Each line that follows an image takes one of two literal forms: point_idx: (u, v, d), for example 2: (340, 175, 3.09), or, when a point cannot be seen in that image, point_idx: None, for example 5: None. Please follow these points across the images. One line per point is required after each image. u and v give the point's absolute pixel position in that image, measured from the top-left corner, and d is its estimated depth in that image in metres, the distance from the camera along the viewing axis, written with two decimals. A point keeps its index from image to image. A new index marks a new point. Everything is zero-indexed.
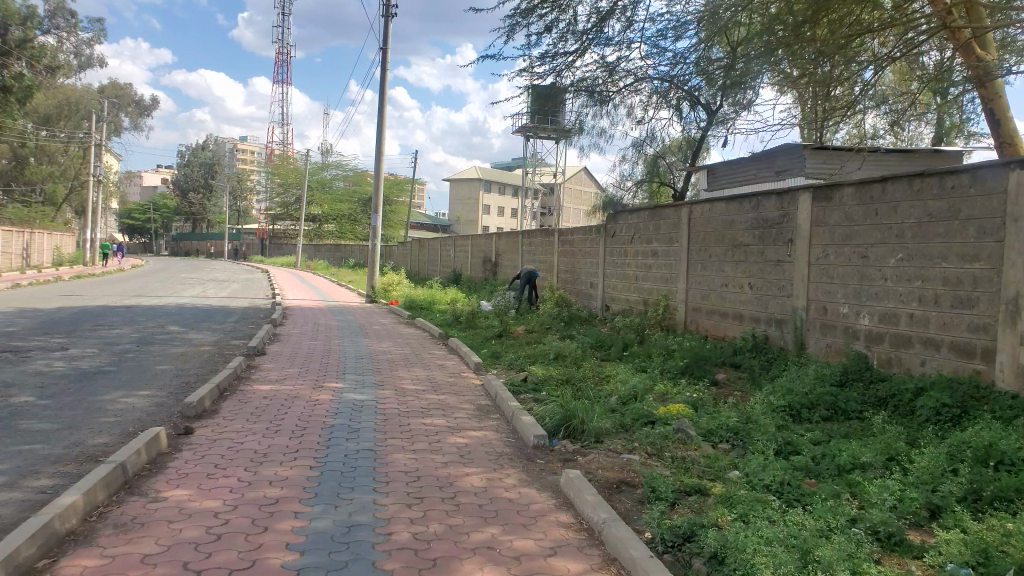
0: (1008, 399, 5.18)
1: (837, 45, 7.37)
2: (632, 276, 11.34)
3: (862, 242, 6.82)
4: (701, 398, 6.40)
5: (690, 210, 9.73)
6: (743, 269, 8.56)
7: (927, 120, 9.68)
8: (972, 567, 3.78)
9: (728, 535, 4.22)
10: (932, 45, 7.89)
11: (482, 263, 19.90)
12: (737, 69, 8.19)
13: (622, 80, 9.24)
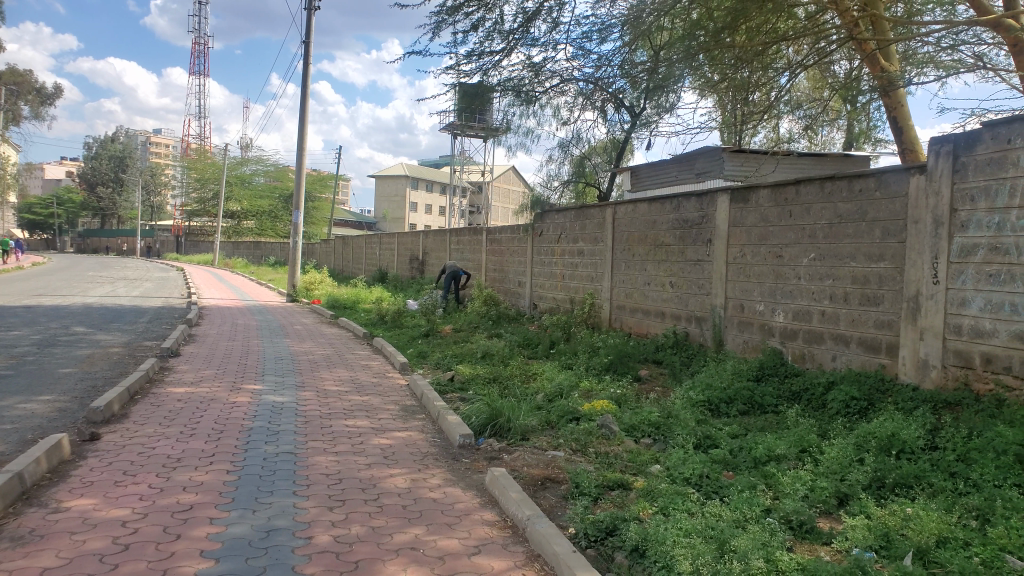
0: (910, 391, 5.54)
1: (754, 52, 7.86)
2: (558, 275, 11.46)
3: (777, 242, 7.11)
4: (624, 394, 6.53)
5: (614, 210, 9.90)
6: (666, 268, 8.77)
7: (839, 126, 10.17)
8: (874, 551, 3.98)
9: (649, 527, 4.31)
10: (841, 55, 8.32)
11: (409, 262, 19.73)
12: (659, 73, 8.18)
13: (548, 81, 9.34)
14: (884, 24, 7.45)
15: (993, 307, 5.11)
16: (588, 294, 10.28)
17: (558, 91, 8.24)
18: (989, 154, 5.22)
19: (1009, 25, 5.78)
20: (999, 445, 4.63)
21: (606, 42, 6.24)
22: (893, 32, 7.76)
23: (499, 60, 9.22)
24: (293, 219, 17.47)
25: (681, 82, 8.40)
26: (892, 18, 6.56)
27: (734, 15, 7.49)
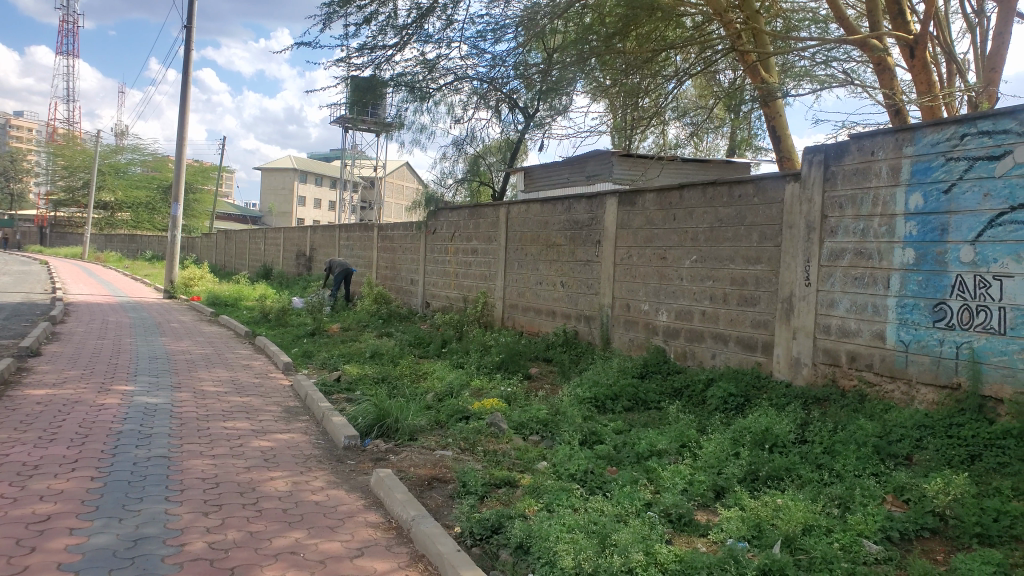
0: (783, 387, 5.89)
1: (643, 60, 8.07)
2: (451, 274, 11.44)
3: (661, 244, 7.36)
4: (514, 392, 6.59)
5: (507, 210, 9.95)
6: (557, 268, 8.90)
7: (723, 133, 10.64)
8: (747, 541, 4.15)
9: (533, 524, 4.34)
10: (726, 64, 8.71)
11: (296, 259, 19.27)
12: (552, 76, 8.14)
13: (441, 78, 9.32)
14: (764, 37, 7.89)
15: (857, 308, 5.56)
16: (481, 292, 10.32)
17: (452, 89, 8.21)
18: (854, 164, 5.65)
19: (874, 45, 6.23)
20: (860, 437, 4.96)
21: (499, 41, 6.26)
22: (772, 45, 8.20)
23: (393, 54, 9.12)
24: (171, 211, 16.59)
25: (573, 87, 8.34)
26: (772, 32, 7.22)
27: (625, 20, 7.81)
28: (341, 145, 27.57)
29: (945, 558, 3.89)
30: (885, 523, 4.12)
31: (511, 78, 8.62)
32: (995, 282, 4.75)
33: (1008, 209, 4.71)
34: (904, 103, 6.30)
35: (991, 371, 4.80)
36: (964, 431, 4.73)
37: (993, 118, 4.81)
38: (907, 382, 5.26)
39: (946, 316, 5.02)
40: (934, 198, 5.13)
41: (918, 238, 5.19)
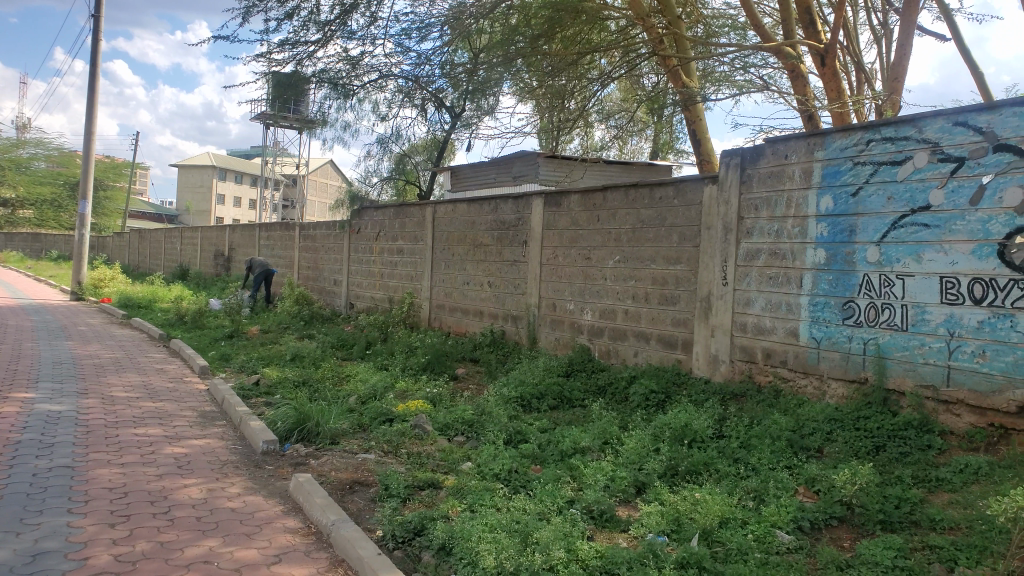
0: (702, 384, 6.05)
1: (569, 61, 8.17)
2: (377, 274, 11.33)
3: (585, 245, 7.46)
4: (439, 393, 6.56)
5: (434, 209, 9.90)
6: (484, 268, 8.92)
7: (646, 137, 10.88)
8: (666, 535, 4.24)
9: (456, 525, 4.32)
10: (649, 69, 8.90)
11: (214, 259, 18.77)
12: (479, 75, 8.20)
13: (365, 75, 9.21)
14: (685, 43, 8.22)
15: (772, 307, 5.76)
16: (407, 293, 10.25)
17: (376, 87, 8.11)
18: (769, 168, 5.85)
19: (788, 52, 6.48)
20: (774, 431, 5.13)
21: (427, 40, 6.45)
22: (693, 50, 8.46)
23: (315, 50, 8.95)
24: (79, 209, 15.83)
25: (501, 87, 8.42)
26: (694, 38, 7.49)
27: (550, 22, 7.88)
28: (263, 142, 26.85)
29: (851, 545, 4.06)
30: (797, 514, 4.27)
31: (437, 78, 8.59)
32: (898, 281, 5.02)
33: (909, 211, 4.98)
34: (816, 109, 6.58)
35: (894, 366, 5.05)
36: (870, 424, 4.96)
37: (896, 124, 5.06)
38: (818, 377, 5.48)
39: (854, 314, 5.25)
40: (842, 201, 5.36)
41: (828, 239, 5.42)
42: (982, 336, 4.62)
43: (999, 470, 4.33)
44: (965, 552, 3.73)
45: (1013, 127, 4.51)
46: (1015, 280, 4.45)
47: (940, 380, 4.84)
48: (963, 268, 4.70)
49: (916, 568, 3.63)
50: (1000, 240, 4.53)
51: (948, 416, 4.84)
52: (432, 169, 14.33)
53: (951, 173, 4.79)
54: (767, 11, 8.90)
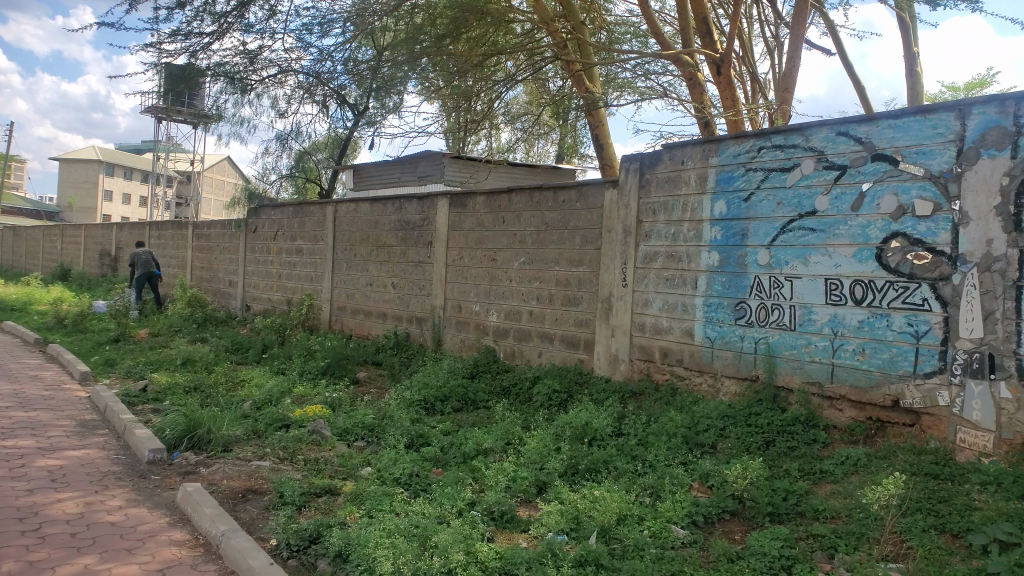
0: (603, 383, 6.17)
1: (473, 63, 8.24)
2: (274, 275, 11.01)
3: (491, 246, 7.48)
4: (338, 398, 6.43)
5: (335, 208, 9.72)
6: (387, 269, 8.81)
7: (553, 141, 11.03)
8: (566, 533, 4.26)
9: (352, 531, 4.21)
10: (554, 72, 9.01)
11: (100, 258, 17.85)
12: (383, 73, 8.13)
13: (264, 70, 8.97)
14: (588, 49, 8.60)
15: (669, 308, 5.94)
16: (306, 295, 9.98)
17: (276, 82, 7.89)
18: (666, 173, 6.02)
19: (686, 61, 6.69)
20: (671, 429, 5.26)
21: (329, 36, 6.41)
22: (596, 56, 8.91)
23: (211, 42, 8.68)
24: None
25: (406, 86, 8.28)
26: (596, 44, 7.87)
27: (455, 22, 7.99)
28: (155, 135, 25.53)
29: (742, 537, 4.21)
30: (691, 509, 4.38)
31: (338, 74, 8.44)
32: (786, 282, 5.25)
33: (797, 216, 5.21)
34: (712, 116, 6.85)
35: (783, 364, 5.27)
36: (760, 419, 5.15)
37: (785, 133, 5.28)
38: (713, 375, 5.67)
39: (745, 314, 5.46)
40: (735, 205, 5.55)
41: (721, 242, 5.62)
42: (862, 335, 4.88)
43: (875, 460, 4.59)
44: (844, 539, 3.94)
45: (888, 138, 4.80)
46: (891, 281, 4.74)
47: (824, 377, 5.08)
48: (844, 270, 4.96)
49: (800, 557, 3.80)
50: (877, 244, 4.81)
51: (832, 411, 5.09)
52: (333, 167, 13.96)
53: (834, 180, 5.04)
54: (667, 21, 9.16)
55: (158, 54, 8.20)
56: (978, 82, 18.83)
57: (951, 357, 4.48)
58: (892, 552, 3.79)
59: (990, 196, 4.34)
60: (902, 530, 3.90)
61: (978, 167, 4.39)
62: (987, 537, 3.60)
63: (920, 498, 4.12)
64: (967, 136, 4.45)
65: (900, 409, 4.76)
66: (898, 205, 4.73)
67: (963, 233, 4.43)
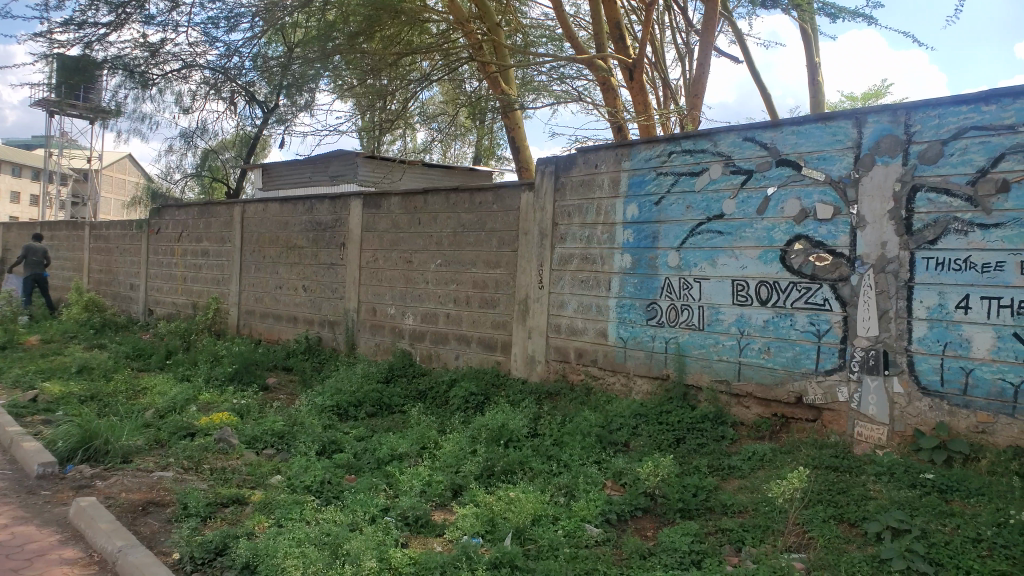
0: (519, 385, 6.22)
1: (387, 62, 8.13)
2: (178, 278, 10.62)
3: (406, 248, 7.40)
4: (247, 404, 6.26)
5: (242, 208, 9.45)
6: (297, 271, 8.62)
7: (470, 143, 10.99)
8: (481, 537, 4.23)
9: (260, 541, 4.05)
10: (470, 73, 8.97)
11: None
12: (293, 70, 7.99)
13: (167, 64, 8.67)
14: (503, 51, 8.63)
15: (584, 309, 6.04)
16: (212, 298, 9.65)
17: (180, 77, 7.61)
18: (580, 176, 6.10)
19: (599, 65, 6.80)
20: (585, 428, 5.32)
21: (235, 32, 6.31)
22: (511, 58, 8.98)
23: (107, 33, 8.35)
24: None
25: (318, 83, 8.13)
26: (511, 47, 7.90)
27: (368, 20, 7.83)
28: (46, 130, 24.02)
29: (654, 534, 4.28)
30: (605, 507, 4.43)
31: (247, 70, 8.24)
32: (695, 284, 5.39)
33: (705, 219, 5.36)
34: (625, 120, 6.99)
35: (692, 362, 5.41)
36: (671, 417, 5.28)
37: (694, 138, 5.41)
38: (625, 375, 5.79)
39: (656, 314, 5.59)
40: (647, 209, 5.67)
41: (634, 244, 5.74)
42: (767, 334, 5.06)
43: (780, 455, 4.75)
44: (751, 532, 4.06)
45: (791, 144, 4.98)
46: (793, 282, 4.93)
47: (731, 375, 5.24)
48: (750, 271, 5.12)
49: (709, 552, 3.90)
50: (781, 246, 4.99)
51: (739, 408, 5.25)
52: (241, 166, 13.44)
53: (741, 184, 5.19)
54: (581, 25, 9.28)
55: (49, 43, 7.81)
56: (873, 93, 19.78)
57: (849, 354, 4.70)
58: (796, 544, 3.93)
59: (884, 201, 4.56)
60: (805, 521, 4.05)
61: (873, 173, 4.61)
62: (881, 525, 3.79)
63: (821, 491, 4.28)
64: (863, 143, 4.66)
65: (803, 405, 4.95)
66: (801, 208, 4.91)
67: (860, 236, 4.65)
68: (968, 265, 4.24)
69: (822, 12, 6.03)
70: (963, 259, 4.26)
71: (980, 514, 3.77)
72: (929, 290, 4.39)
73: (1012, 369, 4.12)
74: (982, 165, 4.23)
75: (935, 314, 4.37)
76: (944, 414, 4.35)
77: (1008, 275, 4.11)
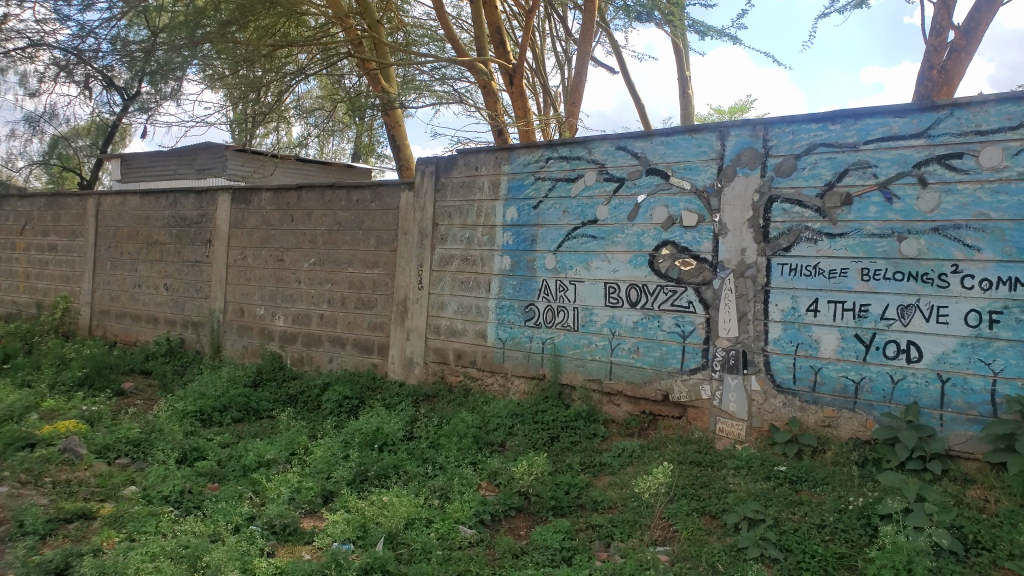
0: (396, 388, 6.16)
1: (261, 54, 7.75)
2: (21, 275, 9.74)
3: (278, 246, 7.16)
4: (98, 412, 5.82)
5: (97, 201, 8.84)
6: (158, 269, 8.15)
7: (348, 140, 10.78)
8: (351, 543, 4.12)
9: (108, 558, 3.75)
10: (349, 67, 8.73)
11: None
12: (156, 56, 7.61)
13: (10, 41, 8.00)
14: (384, 48, 8.49)
15: (463, 310, 6.07)
16: (60, 297, 8.94)
17: (26, 56, 7.03)
18: (460, 178, 6.12)
19: (479, 68, 6.85)
20: (462, 429, 5.33)
21: (87, 11, 5.96)
22: (392, 56, 8.86)
23: None
24: None
25: (185, 71, 7.82)
26: (391, 45, 7.81)
27: (241, 10, 7.56)
28: None
29: (526, 532, 4.32)
30: (479, 508, 4.43)
31: (104, 53, 7.71)
32: (570, 286, 5.54)
33: (580, 224, 5.51)
34: (505, 124, 7.10)
35: (567, 362, 5.55)
36: (546, 416, 5.38)
37: (570, 145, 5.55)
38: (503, 375, 5.87)
39: (534, 315, 5.71)
40: (525, 212, 5.77)
41: (513, 247, 5.82)
42: (636, 335, 5.26)
43: (647, 451, 4.93)
44: (619, 528, 4.19)
45: (660, 154, 5.20)
46: (661, 285, 5.15)
47: (603, 374, 5.40)
48: (621, 275, 5.32)
49: (579, 548, 3.99)
50: (650, 251, 5.20)
51: (611, 406, 5.42)
52: (97, 156, 12.47)
53: (614, 191, 5.38)
54: (464, 28, 9.33)
55: None
56: (739, 106, 21.01)
57: (712, 354, 4.96)
58: (661, 537, 4.08)
59: (744, 210, 4.85)
60: (669, 514, 4.22)
61: (735, 183, 4.90)
62: (739, 516, 4.00)
63: (685, 484, 4.47)
64: (726, 155, 4.94)
65: (669, 403, 5.17)
66: (668, 215, 5.14)
67: (722, 242, 4.93)
68: (817, 271, 4.59)
69: (691, 29, 6.34)
70: (813, 265, 4.60)
71: (824, 502, 4.05)
72: (783, 294, 4.71)
73: (853, 367, 4.48)
74: (829, 178, 4.58)
75: (788, 317, 4.69)
76: (795, 410, 4.67)
77: (851, 281, 4.47)
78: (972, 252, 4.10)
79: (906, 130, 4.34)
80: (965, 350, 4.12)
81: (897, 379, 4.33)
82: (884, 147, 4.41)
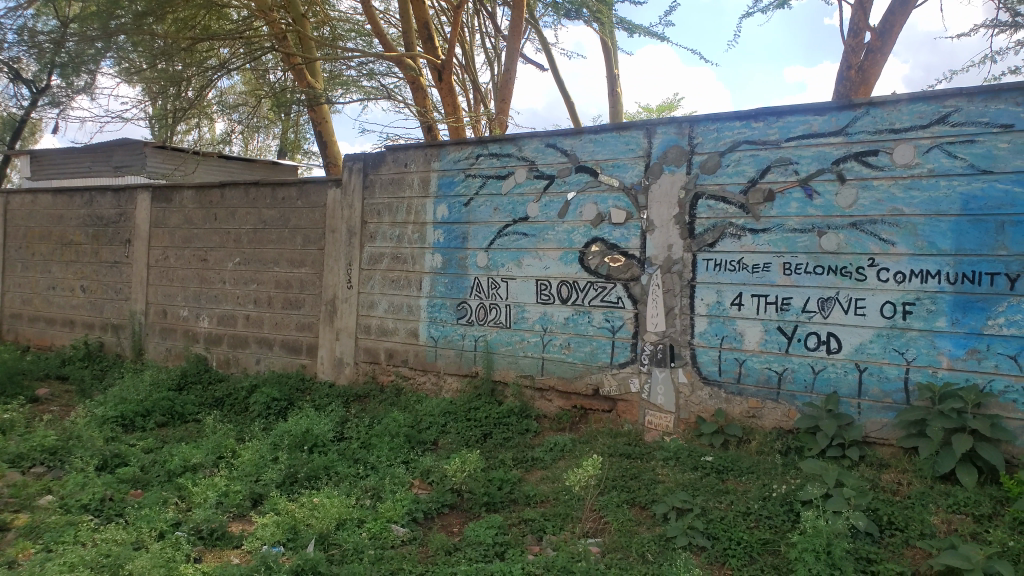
0: (326, 389, 6.12)
1: (179, 47, 7.57)
2: None
3: (201, 245, 7.00)
4: (12, 419, 5.59)
5: (7, 199, 8.48)
6: (74, 271, 7.87)
7: (275, 135, 10.57)
8: (281, 545, 4.05)
9: (23, 570, 3.60)
10: (274, 62, 8.53)
11: None
12: (67, 48, 7.37)
13: None
14: (309, 43, 8.30)
15: (394, 309, 6.06)
16: None
17: None
18: (389, 174, 6.08)
19: (406, 63, 6.79)
20: (393, 429, 5.32)
21: None
22: (318, 51, 8.69)
23: None
24: None
25: (99, 64, 7.59)
26: (316, 39, 7.65)
27: (157, 1, 7.33)
28: None
29: (459, 529, 4.32)
30: (412, 507, 4.42)
31: (10, 44, 7.40)
32: (502, 284, 5.57)
33: (511, 221, 5.53)
34: (433, 120, 7.07)
35: (500, 359, 5.59)
36: (478, 413, 5.41)
37: (500, 142, 5.56)
38: (436, 373, 5.88)
39: (466, 314, 5.73)
40: (456, 210, 5.77)
41: (444, 244, 5.82)
42: (567, 331, 5.33)
43: (578, 445, 5.00)
44: (552, 521, 4.23)
45: (589, 151, 5.26)
46: (591, 282, 5.22)
47: (535, 370, 5.46)
48: (553, 272, 5.37)
49: (511, 542, 4.02)
50: (580, 248, 5.26)
51: (543, 401, 5.47)
52: (5, 153, 11.90)
53: (544, 189, 5.41)
54: (392, 23, 9.26)
55: None
56: (665, 105, 21.28)
57: (640, 348, 5.06)
58: (592, 528, 4.14)
59: (671, 207, 4.94)
60: (600, 507, 4.28)
61: (661, 181, 4.98)
62: (667, 506, 4.08)
63: (616, 477, 4.55)
64: (652, 152, 5.02)
65: (600, 397, 5.26)
66: (597, 212, 5.20)
67: (649, 238, 5.02)
68: (741, 266, 4.71)
69: (619, 27, 6.40)
70: (737, 260, 4.72)
71: (750, 489, 4.17)
72: (709, 289, 4.82)
73: (776, 359, 4.62)
74: (752, 175, 4.70)
75: (714, 310, 4.81)
76: (722, 401, 4.80)
77: (773, 275, 4.60)
78: (887, 246, 4.26)
79: (825, 128, 4.47)
80: (881, 340, 4.28)
81: (818, 369, 4.48)
82: (804, 145, 4.54)
